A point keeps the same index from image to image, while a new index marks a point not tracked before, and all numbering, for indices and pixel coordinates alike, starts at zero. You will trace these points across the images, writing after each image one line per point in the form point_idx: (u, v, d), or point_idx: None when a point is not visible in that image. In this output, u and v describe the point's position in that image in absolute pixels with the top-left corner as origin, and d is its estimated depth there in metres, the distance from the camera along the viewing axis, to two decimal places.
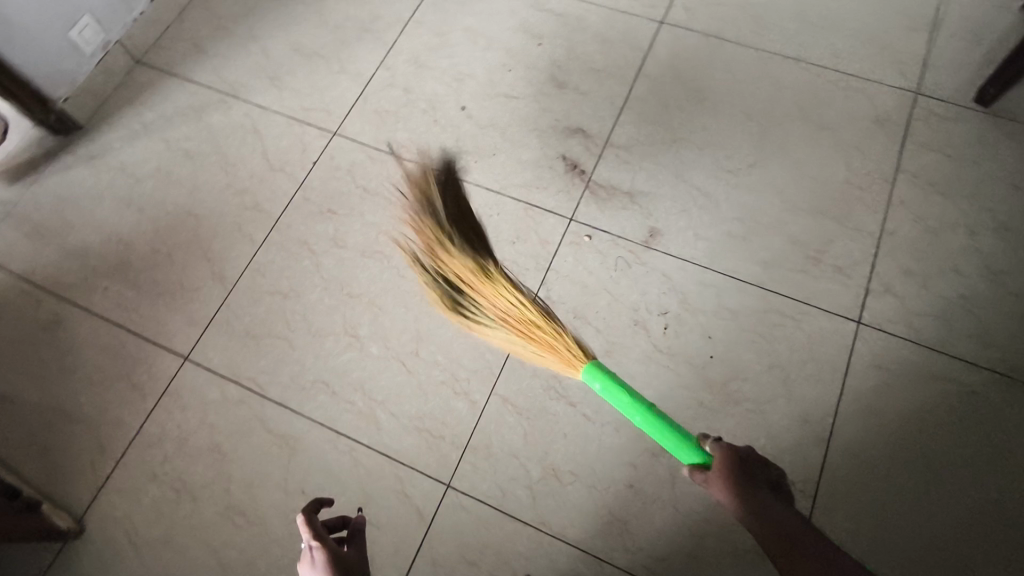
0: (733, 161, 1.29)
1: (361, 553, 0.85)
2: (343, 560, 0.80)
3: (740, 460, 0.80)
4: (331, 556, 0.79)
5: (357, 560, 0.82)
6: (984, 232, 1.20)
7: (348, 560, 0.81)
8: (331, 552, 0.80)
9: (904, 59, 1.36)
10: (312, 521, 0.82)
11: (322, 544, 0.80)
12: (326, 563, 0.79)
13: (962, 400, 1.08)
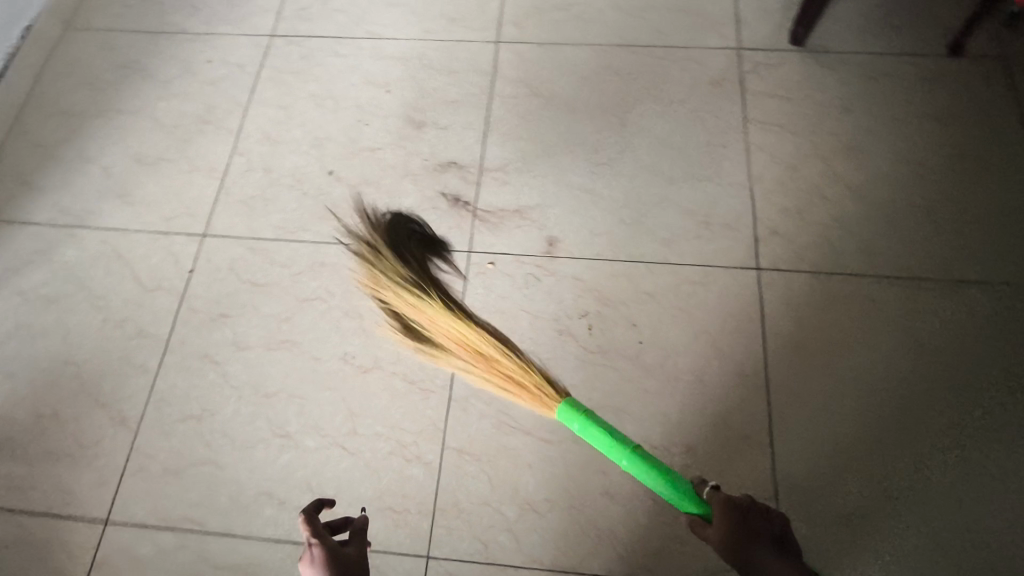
0: (603, 153, 1.34)
1: (362, 553, 0.80)
2: (341, 558, 0.76)
3: (739, 518, 0.74)
4: (329, 554, 0.75)
5: (356, 558, 0.78)
6: (835, 156, 1.30)
7: (348, 557, 0.77)
8: (329, 550, 0.76)
9: (720, 22, 1.47)
10: (314, 520, 0.79)
11: (320, 542, 0.76)
12: (323, 563, 0.75)
13: (869, 310, 1.16)
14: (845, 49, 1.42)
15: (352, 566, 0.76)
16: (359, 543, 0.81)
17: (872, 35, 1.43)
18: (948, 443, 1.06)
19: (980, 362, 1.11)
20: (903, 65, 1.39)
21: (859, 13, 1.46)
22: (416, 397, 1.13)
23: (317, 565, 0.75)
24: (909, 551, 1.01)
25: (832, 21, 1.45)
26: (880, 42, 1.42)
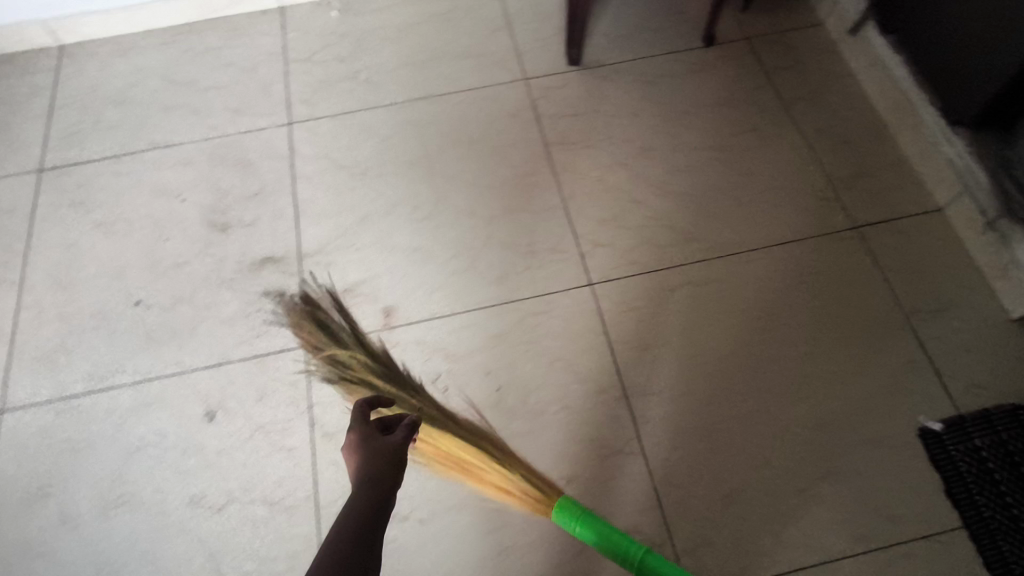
0: (419, 209, 1.32)
1: (402, 439, 0.78)
2: (372, 442, 0.76)
3: None
4: (362, 433, 0.77)
5: (388, 440, 0.77)
6: (634, 159, 1.36)
7: (378, 437, 0.77)
8: (360, 432, 0.78)
9: (501, 58, 1.51)
10: (362, 408, 0.82)
11: (356, 424, 0.79)
12: (356, 441, 0.77)
13: (708, 291, 1.21)
14: (619, 58, 1.50)
15: (383, 451, 0.75)
16: (400, 433, 0.79)
17: (637, 42, 1.53)
18: (805, 396, 1.12)
19: (814, 310, 1.19)
20: (670, 64, 1.49)
21: (621, 24, 1.55)
22: (281, 518, 1.05)
23: (350, 446, 0.77)
24: (804, 513, 1.04)
25: (600, 36, 1.53)
26: (645, 47, 1.51)
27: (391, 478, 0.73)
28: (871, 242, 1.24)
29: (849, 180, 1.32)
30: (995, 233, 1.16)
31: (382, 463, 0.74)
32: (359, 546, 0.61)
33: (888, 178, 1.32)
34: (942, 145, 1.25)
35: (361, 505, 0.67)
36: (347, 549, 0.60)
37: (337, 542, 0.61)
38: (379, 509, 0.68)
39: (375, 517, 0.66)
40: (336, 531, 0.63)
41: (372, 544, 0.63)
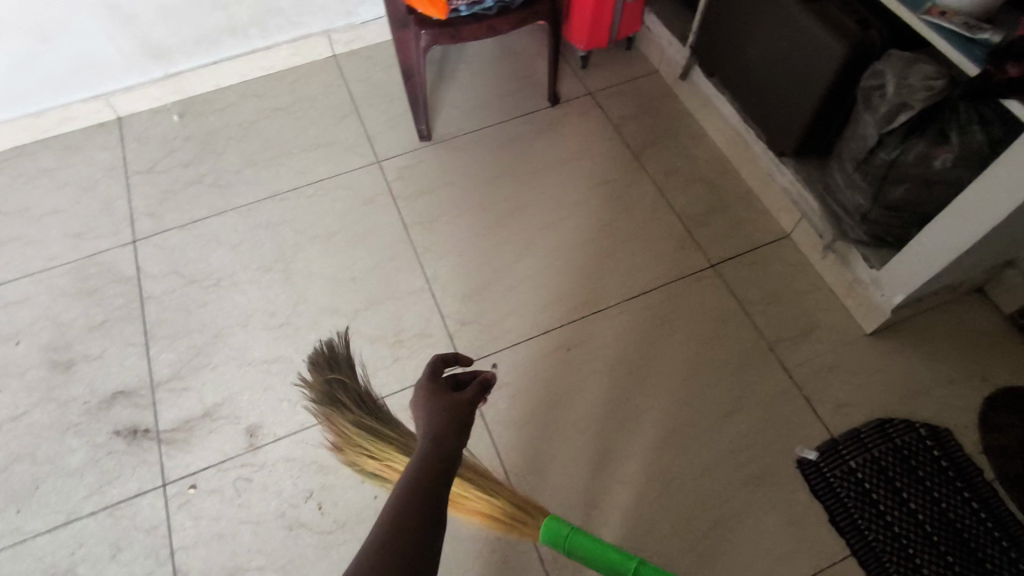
0: (279, 313, 1.27)
1: (464, 406, 0.73)
2: (439, 407, 0.72)
3: None
4: (431, 395, 0.74)
5: (454, 405, 0.72)
6: (495, 227, 1.36)
7: (443, 403, 0.72)
8: (426, 395, 0.74)
9: (353, 144, 1.49)
10: (431, 374, 0.76)
11: (422, 387, 0.75)
12: (426, 402, 0.74)
13: (583, 351, 1.21)
14: (471, 128, 1.51)
15: (449, 417, 0.71)
16: (463, 401, 0.73)
17: (486, 109, 1.54)
18: (683, 449, 1.11)
19: (689, 353, 1.20)
20: (520, 127, 1.50)
21: (469, 93, 1.56)
22: None
23: (419, 408, 0.74)
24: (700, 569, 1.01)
25: (449, 107, 1.54)
26: (495, 113, 1.53)
27: (451, 453, 0.69)
28: (729, 278, 1.26)
29: (701, 217, 1.35)
30: (835, 253, 1.20)
31: (445, 432, 0.70)
32: (410, 535, 0.59)
33: (736, 210, 1.36)
34: (776, 175, 1.30)
35: (419, 483, 0.64)
36: (393, 540, 0.58)
37: (381, 532, 0.59)
38: (437, 489, 0.65)
39: (432, 497, 0.64)
40: (386, 513, 0.61)
41: (424, 531, 0.60)
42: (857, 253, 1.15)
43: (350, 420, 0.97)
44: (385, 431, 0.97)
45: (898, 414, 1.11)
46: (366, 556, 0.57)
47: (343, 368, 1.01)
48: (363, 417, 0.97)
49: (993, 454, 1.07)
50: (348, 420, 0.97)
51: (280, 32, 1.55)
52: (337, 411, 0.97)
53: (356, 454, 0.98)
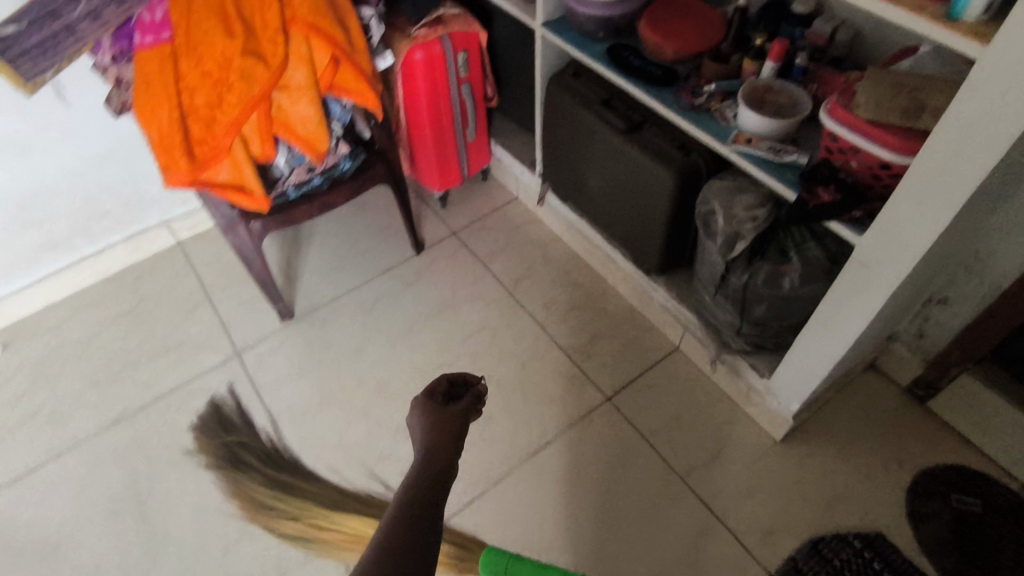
0: (135, 564, 1.08)
1: (462, 425, 0.66)
2: (440, 425, 0.65)
3: None
4: (430, 412, 0.66)
5: (451, 424, 0.66)
6: (373, 404, 1.24)
7: (443, 422, 0.66)
8: (428, 412, 0.67)
9: (207, 339, 1.36)
10: (433, 394, 0.69)
11: (421, 407, 0.68)
12: (421, 420, 0.66)
13: (493, 530, 1.08)
14: (335, 295, 1.41)
15: (449, 438, 0.64)
16: (462, 419, 0.67)
17: (349, 270, 1.45)
18: None
19: (607, 505, 1.09)
20: (388, 282, 1.42)
21: (329, 256, 1.47)
22: None
23: (417, 430, 0.66)
24: None
25: (309, 275, 1.45)
26: (360, 272, 1.45)
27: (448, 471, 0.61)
28: (624, 408, 1.19)
29: (587, 346, 1.29)
30: (725, 365, 1.15)
31: (443, 453, 0.63)
32: (411, 550, 0.51)
33: (621, 330, 1.31)
34: (650, 291, 1.26)
35: (416, 502, 0.56)
36: (393, 556, 0.50)
37: (381, 550, 0.50)
38: (435, 508, 0.57)
39: (431, 516, 0.55)
40: (382, 531, 0.53)
41: (423, 549, 0.52)
42: (745, 363, 1.11)
43: (265, 483, 1.16)
44: (298, 487, 1.16)
45: (828, 528, 1.04)
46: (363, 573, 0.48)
47: (245, 438, 1.21)
48: (276, 475, 1.17)
49: (932, 553, 1.00)
50: (264, 483, 1.16)
51: (110, 234, 1.44)
52: (249, 477, 1.17)
53: (268, 512, 1.13)
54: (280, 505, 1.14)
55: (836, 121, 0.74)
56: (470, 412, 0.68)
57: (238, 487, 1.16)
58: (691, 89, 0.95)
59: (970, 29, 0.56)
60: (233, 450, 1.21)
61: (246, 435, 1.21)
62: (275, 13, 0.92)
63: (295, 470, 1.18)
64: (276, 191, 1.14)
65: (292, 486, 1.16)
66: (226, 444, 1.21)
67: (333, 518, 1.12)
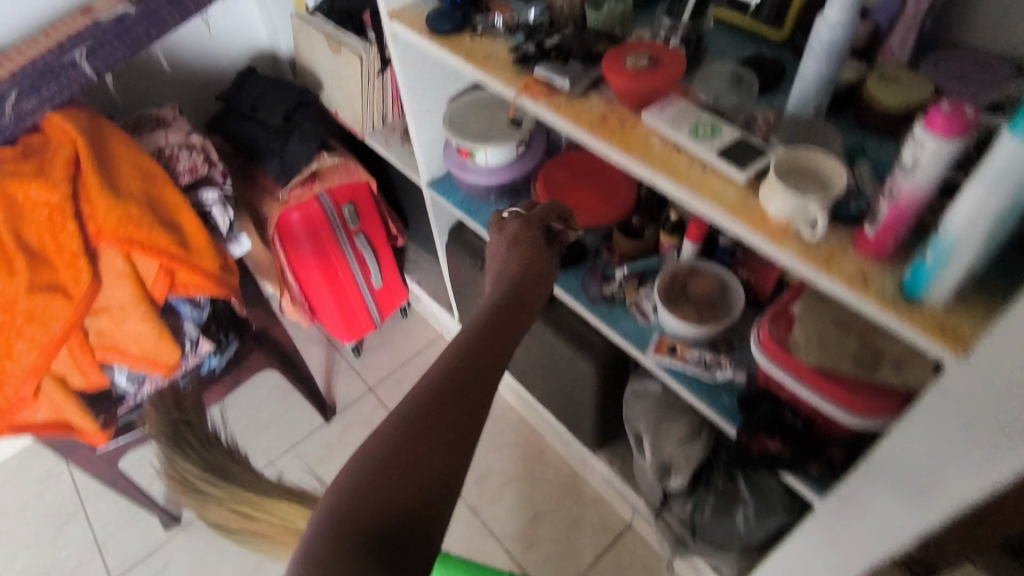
0: None
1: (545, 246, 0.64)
2: (524, 241, 0.63)
3: None
4: (513, 235, 0.63)
5: (524, 239, 0.63)
6: None
7: (523, 233, 0.63)
8: (509, 230, 0.64)
9: (74, 563, 1.14)
10: (529, 221, 0.64)
11: (503, 230, 0.64)
12: (506, 239, 0.63)
13: None
14: None
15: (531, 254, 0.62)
16: (541, 241, 0.63)
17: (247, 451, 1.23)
18: None
19: None
20: (297, 460, 1.22)
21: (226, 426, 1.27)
22: None
23: (502, 240, 0.64)
24: None
25: None
26: (260, 451, 1.23)
27: (524, 286, 0.58)
28: None
29: (526, 534, 1.09)
30: (687, 562, 0.96)
31: (515, 266, 0.61)
32: (482, 353, 0.50)
33: (564, 509, 1.11)
34: (594, 463, 1.07)
35: (492, 311, 0.54)
36: (463, 368, 0.48)
37: (453, 359, 0.48)
38: (506, 326, 0.54)
39: (504, 327, 0.54)
40: (457, 341, 0.51)
41: (492, 362, 0.50)
42: (708, 567, 0.91)
43: (193, 461, 0.91)
44: (236, 478, 0.93)
45: None
46: (437, 377, 0.47)
47: (190, 417, 0.93)
48: (208, 457, 0.93)
49: None
50: (192, 462, 0.90)
51: None
52: (181, 455, 0.90)
53: (192, 494, 0.93)
54: (208, 489, 0.92)
55: (768, 357, 0.57)
56: (549, 239, 0.65)
57: (167, 467, 0.93)
58: (602, 272, 0.79)
59: (934, 322, 0.39)
60: (178, 425, 0.91)
61: (196, 416, 0.95)
62: (72, 238, 0.73)
63: (235, 464, 0.95)
64: (129, 406, 0.93)
65: (230, 471, 0.94)
66: (174, 422, 0.90)
67: (269, 508, 0.91)
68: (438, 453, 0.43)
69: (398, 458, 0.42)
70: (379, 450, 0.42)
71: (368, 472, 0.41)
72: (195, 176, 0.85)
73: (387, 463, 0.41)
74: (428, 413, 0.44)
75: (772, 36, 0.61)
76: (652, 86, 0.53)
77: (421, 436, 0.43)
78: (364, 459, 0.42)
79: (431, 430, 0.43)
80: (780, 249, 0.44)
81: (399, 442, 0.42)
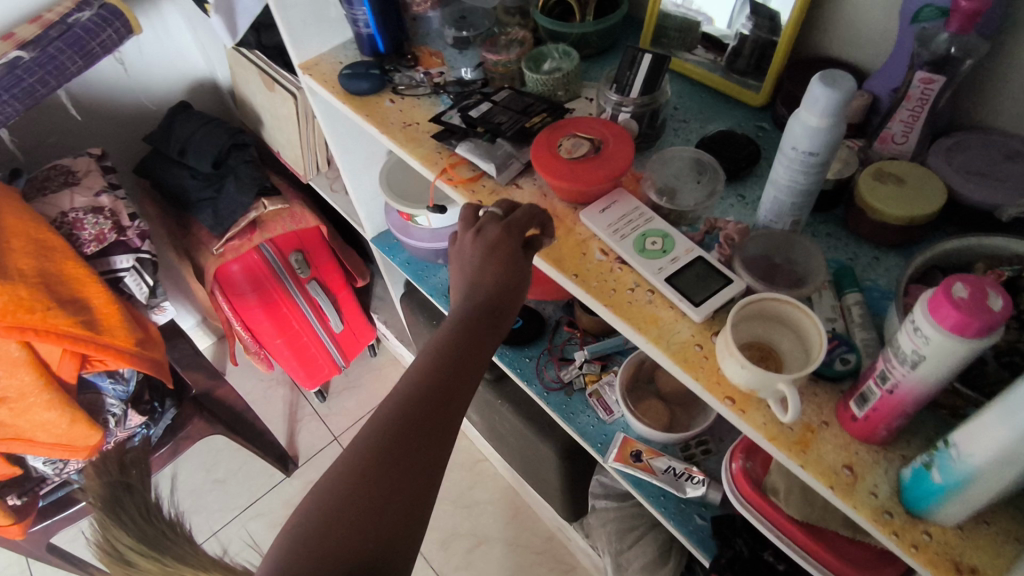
0: None
1: (528, 269, 0.41)
2: (502, 267, 0.39)
3: None
4: (486, 249, 0.40)
5: (504, 261, 0.39)
6: None
7: (500, 249, 0.40)
8: (482, 239, 0.40)
9: None
10: (512, 226, 0.40)
11: (477, 234, 0.41)
12: (475, 255, 0.40)
13: None
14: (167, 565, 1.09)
15: (509, 281, 0.40)
16: (527, 258, 0.41)
17: (202, 510, 1.16)
18: None
19: None
20: (250, 526, 1.14)
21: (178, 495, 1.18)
22: None
23: (469, 252, 0.40)
24: None
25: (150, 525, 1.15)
26: (216, 511, 1.16)
27: (505, 297, 0.40)
28: None
29: None
30: None
31: (490, 279, 0.39)
32: (461, 360, 0.38)
33: None
34: (570, 534, 0.98)
35: (461, 320, 0.39)
36: (421, 403, 0.37)
37: (410, 387, 0.37)
38: (483, 340, 0.39)
39: (479, 344, 0.39)
40: (415, 363, 0.38)
41: (461, 390, 0.38)
42: None
43: (127, 531, 0.73)
44: (176, 554, 0.73)
45: None
46: (389, 412, 0.37)
47: (133, 481, 0.79)
48: (147, 528, 0.74)
49: None
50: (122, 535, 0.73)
51: None
52: (114, 524, 0.73)
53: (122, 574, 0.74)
54: (140, 566, 0.73)
55: (745, 501, 0.46)
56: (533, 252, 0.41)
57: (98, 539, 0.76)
58: (561, 352, 0.69)
59: (940, 552, 0.29)
60: (117, 489, 0.77)
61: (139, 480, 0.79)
62: None
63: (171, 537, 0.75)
64: (53, 484, 0.85)
65: (168, 544, 0.74)
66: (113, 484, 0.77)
67: None
68: (385, 517, 0.34)
69: (332, 528, 0.33)
70: (311, 516, 0.34)
71: (295, 544, 0.33)
72: (104, 244, 0.76)
73: (320, 533, 0.33)
74: (372, 467, 0.35)
75: (749, 99, 0.50)
76: (589, 183, 0.42)
77: (362, 499, 0.34)
78: (294, 527, 0.34)
79: (374, 489, 0.34)
80: (741, 421, 0.34)
81: (335, 506, 0.34)
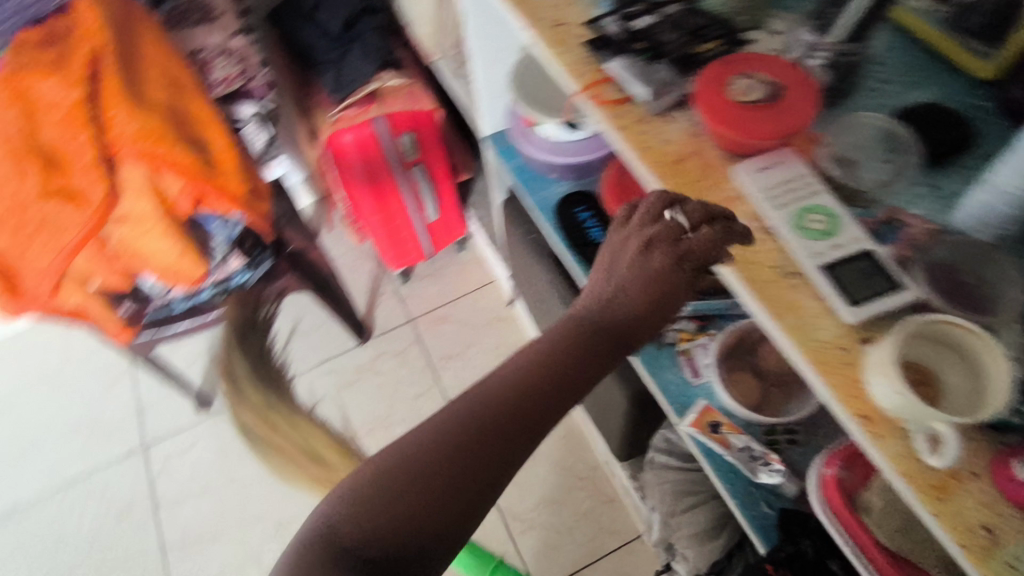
0: None
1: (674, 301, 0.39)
2: (653, 290, 0.38)
3: None
4: (644, 263, 0.38)
5: (659, 292, 0.38)
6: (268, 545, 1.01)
7: (661, 280, 0.38)
8: (646, 260, 0.38)
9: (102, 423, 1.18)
10: (682, 255, 0.37)
11: (643, 246, 0.38)
12: (636, 268, 0.38)
13: None
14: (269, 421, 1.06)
15: (653, 304, 0.38)
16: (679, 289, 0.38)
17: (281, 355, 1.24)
18: None
19: None
20: (321, 380, 1.21)
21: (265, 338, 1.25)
22: None
23: (627, 264, 0.39)
24: None
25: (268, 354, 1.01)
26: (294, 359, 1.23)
27: (638, 324, 0.39)
28: None
29: (529, 513, 1.03)
30: None
31: (632, 301, 0.38)
32: (569, 371, 0.38)
33: (575, 499, 1.03)
34: (616, 469, 0.99)
35: (583, 334, 0.39)
36: (520, 395, 0.37)
37: (519, 377, 0.38)
38: (602, 355, 0.39)
39: (595, 360, 0.39)
40: (526, 359, 0.39)
41: (562, 397, 0.38)
42: None
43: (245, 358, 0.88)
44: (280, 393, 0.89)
45: None
46: (490, 397, 0.37)
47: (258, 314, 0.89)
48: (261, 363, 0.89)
49: None
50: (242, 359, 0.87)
51: None
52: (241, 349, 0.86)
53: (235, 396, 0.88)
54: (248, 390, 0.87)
55: (827, 506, 0.43)
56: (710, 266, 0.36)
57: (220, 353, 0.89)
58: None
59: None
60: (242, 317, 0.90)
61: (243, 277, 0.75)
62: (87, 149, 0.63)
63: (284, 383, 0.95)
64: (156, 305, 0.88)
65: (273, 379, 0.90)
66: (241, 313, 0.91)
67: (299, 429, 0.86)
68: (468, 484, 0.35)
69: (411, 487, 0.34)
70: (400, 461, 0.35)
71: (383, 482, 0.34)
72: (230, 89, 0.78)
73: (397, 486, 0.34)
74: (457, 442, 0.35)
75: (973, 69, 0.41)
76: (756, 137, 0.37)
77: (451, 464, 0.35)
78: (379, 471, 0.35)
79: (459, 463, 0.35)
80: (872, 446, 0.30)
81: (425, 462, 0.35)
